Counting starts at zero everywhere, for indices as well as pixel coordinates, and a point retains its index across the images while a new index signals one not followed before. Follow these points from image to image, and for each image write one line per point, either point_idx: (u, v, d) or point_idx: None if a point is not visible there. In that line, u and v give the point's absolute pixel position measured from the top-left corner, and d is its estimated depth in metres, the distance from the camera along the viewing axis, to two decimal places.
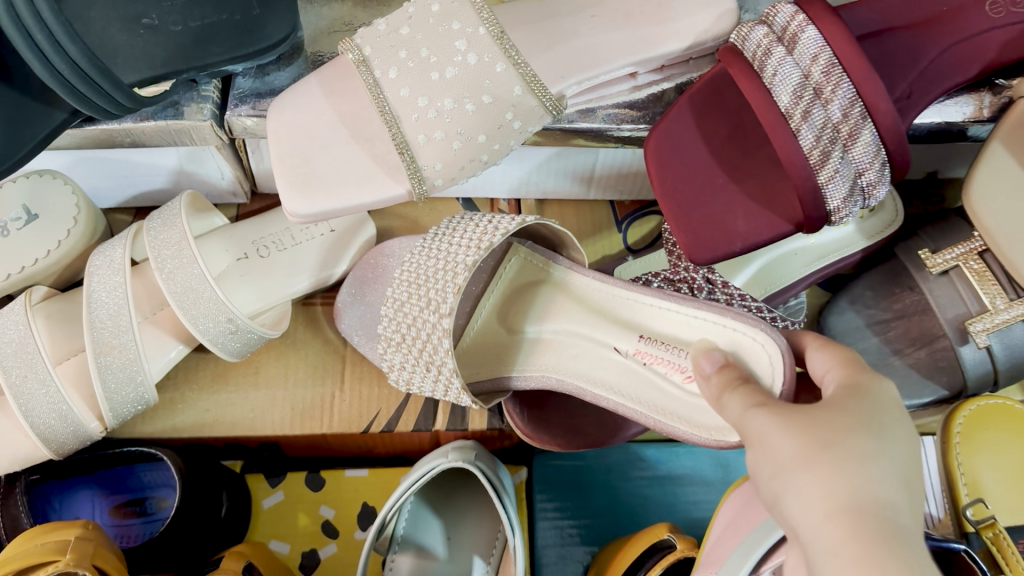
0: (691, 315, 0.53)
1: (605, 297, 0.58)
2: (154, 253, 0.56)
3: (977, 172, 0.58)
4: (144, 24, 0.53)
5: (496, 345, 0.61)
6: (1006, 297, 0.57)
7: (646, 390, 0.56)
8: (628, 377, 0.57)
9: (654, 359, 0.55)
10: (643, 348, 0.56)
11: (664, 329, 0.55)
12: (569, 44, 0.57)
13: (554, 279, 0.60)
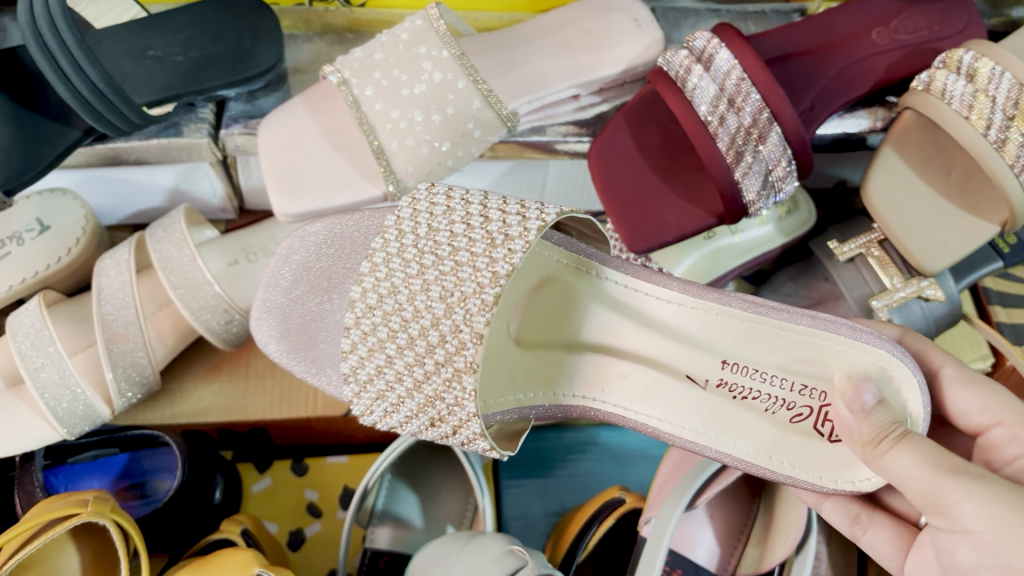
0: (785, 331, 0.47)
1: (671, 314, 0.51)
2: (159, 254, 0.63)
3: (871, 176, 0.67)
4: (149, 57, 0.64)
5: (519, 369, 0.53)
6: (902, 277, 0.66)
7: (729, 423, 0.50)
8: (702, 409, 0.51)
9: (743, 391, 0.50)
10: (721, 372, 0.51)
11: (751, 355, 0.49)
12: (520, 69, 0.67)
13: (593, 288, 0.53)
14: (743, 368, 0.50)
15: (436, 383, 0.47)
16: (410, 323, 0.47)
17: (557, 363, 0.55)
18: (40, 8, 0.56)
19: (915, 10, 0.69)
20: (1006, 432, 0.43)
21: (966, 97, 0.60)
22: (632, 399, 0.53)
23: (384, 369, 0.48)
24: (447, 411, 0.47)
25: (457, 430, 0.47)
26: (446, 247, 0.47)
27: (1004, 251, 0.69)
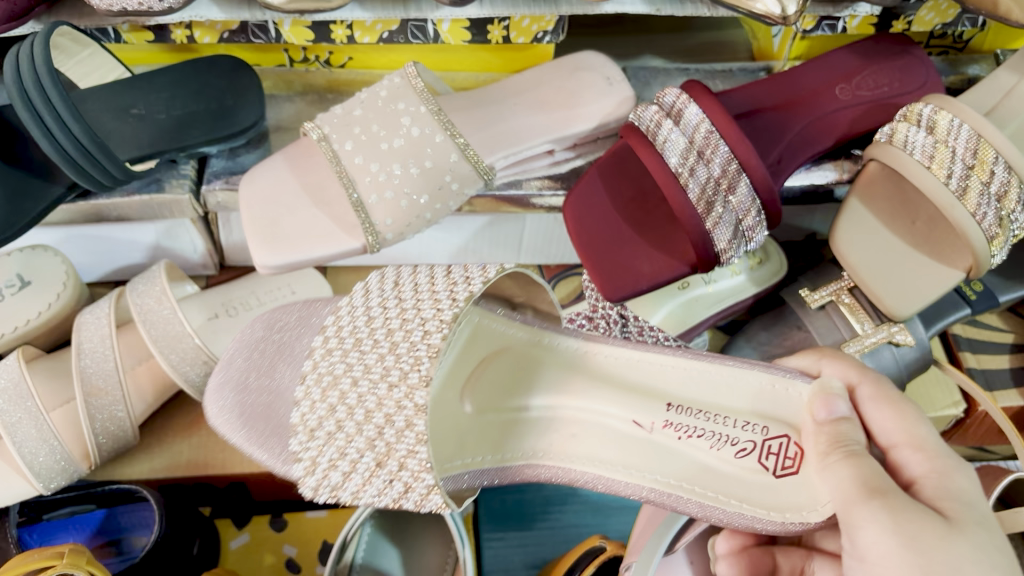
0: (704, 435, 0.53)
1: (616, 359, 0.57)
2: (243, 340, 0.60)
3: (840, 223, 0.68)
4: (133, 116, 0.67)
5: (470, 430, 0.55)
6: (872, 323, 0.68)
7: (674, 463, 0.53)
8: (637, 450, 0.54)
9: (687, 429, 0.53)
10: (666, 416, 0.54)
11: (677, 396, 0.55)
12: (496, 126, 0.69)
13: (553, 357, 0.58)
14: (685, 413, 0.54)
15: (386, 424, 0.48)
16: (359, 364, 0.50)
17: (510, 425, 0.57)
18: (25, 66, 0.58)
19: (876, 68, 0.72)
20: (904, 454, 0.43)
21: (927, 147, 0.62)
22: (575, 451, 0.56)
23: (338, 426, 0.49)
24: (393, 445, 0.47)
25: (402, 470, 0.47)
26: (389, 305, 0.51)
27: (970, 298, 0.70)
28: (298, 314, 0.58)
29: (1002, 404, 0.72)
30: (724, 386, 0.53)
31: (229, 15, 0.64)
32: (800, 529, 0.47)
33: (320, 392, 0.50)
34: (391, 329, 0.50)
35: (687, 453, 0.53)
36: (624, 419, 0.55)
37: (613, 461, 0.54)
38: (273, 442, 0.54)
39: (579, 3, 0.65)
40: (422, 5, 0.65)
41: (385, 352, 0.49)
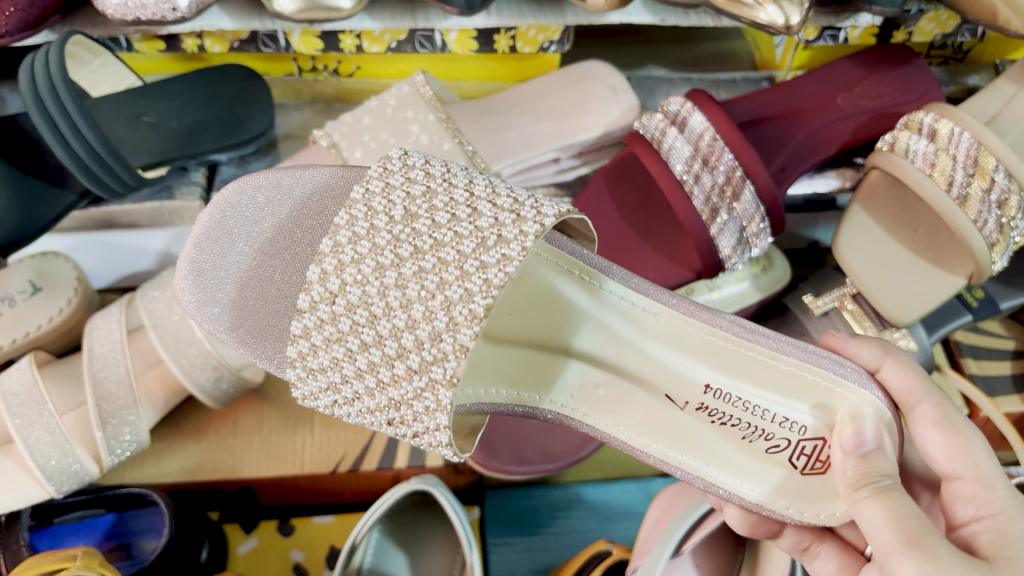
0: (743, 424, 0.52)
1: (666, 321, 0.50)
2: (222, 198, 0.53)
3: (842, 230, 0.69)
4: (145, 125, 0.69)
5: (492, 373, 0.52)
6: (874, 329, 0.68)
7: (703, 447, 0.52)
8: (664, 425, 0.53)
9: (722, 418, 0.52)
10: (703, 397, 0.52)
11: (729, 369, 0.50)
12: (503, 134, 0.70)
13: (599, 299, 0.51)
14: (726, 395, 0.51)
15: (403, 381, 0.46)
16: (372, 303, 0.46)
17: (533, 364, 0.54)
18: (40, 73, 0.58)
19: (877, 77, 0.73)
20: (968, 488, 0.42)
21: (928, 155, 0.63)
22: (597, 409, 0.54)
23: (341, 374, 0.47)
24: (408, 416, 0.46)
25: (419, 433, 0.46)
26: (414, 218, 0.46)
27: (973, 305, 0.71)
28: (302, 202, 0.52)
29: (1003, 409, 0.72)
30: (777, 375, 0.49)
31: (239, 24, 0.64)
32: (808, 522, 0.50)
33: (336, 305, 0.46)
34: (416, 262, 0.46)
35: (721, 429, 0.52)
36: (663, 386, 0.52)
37: (643, 416, 0.53)
38: (263, 342, 0.51)
39: (585, 13, 0.66)
40: (430, 14, 0.66)
41: (406, 286, 0.45)
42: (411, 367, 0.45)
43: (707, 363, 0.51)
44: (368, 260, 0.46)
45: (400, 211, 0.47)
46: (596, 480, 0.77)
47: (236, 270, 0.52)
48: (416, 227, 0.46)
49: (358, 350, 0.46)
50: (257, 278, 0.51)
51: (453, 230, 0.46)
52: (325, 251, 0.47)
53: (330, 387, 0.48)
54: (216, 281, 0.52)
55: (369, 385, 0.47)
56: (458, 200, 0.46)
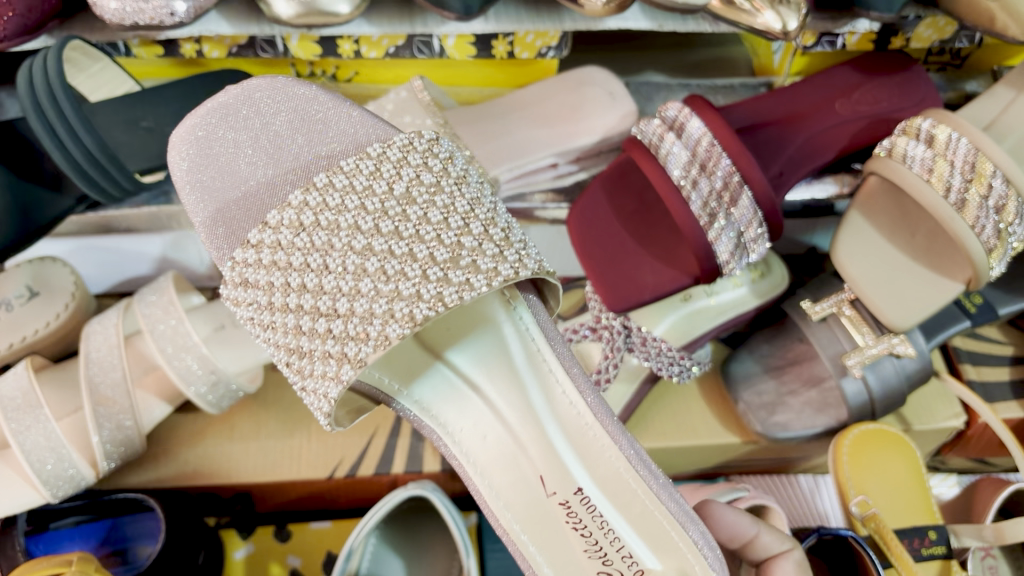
0: (591, 540, 0.47)
1: (577, 413, 0.49)
2: (259, 84, 0.55)
3: (840, 236, 0.69)
4: (143, 128, 0.69)
5: (397, 360, 0.52)
6: (874, 335, 0.68)
7: (548, 540, 0.48)
8: (522, 504, 0.49)
9: (580, 523, 0.47)
10: (570, 498, 0.48)
11: (603, 481, 0.47)
12: (501, 139, 0.70)
13: (526, 354, 0.51)
14: (589, 505, 0.47)
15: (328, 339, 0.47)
16: (325, 262, 0.48)
17: (431, 377, 0.53)
18: (39, 78, 0.58)
19: (875, 83, 0.73)
20: None
21: (926, 160, 0.63)
22: (470, 451, 0.51)
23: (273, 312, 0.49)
24: (312, 370, 0.47)
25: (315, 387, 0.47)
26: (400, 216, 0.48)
27: (971, 311, 0.71)
28: (319, 124, 0.53)
29: (1002, 416, 0.72)
30: (641, 509, 0.45)
31: (238, 29, 0.65)
32: None
33: (298, 242, 0.49)
34: (387, 242, 0.48)
35: (568, 536, 0.48)
36: (538, 467, 0.49)
37: (500, 477, 0.50)
38: (223, 228, 0.53)
39: (582, 19, 0.66)
40: (428, 20, 0.66)
41: (366, 258, 0.48)
42: (334, 335, 0.47)
43: (589, 468, 0.48)
44: (348, 216, 0.49)
45: (396, 196, 0.49)
46: None
47: (232, 149, 0.53)
48: (405, 215, 0.48)
49: (301, 293, 0.48)
50: (245, 169, 0.53)
51: (434, 229, 0.48)
52: (312, 191, 0.50)
53: (254, 303, 0.50)
54: (208, 139, 0.54)
55: (297, 325, 0.48)
56: (458, 210, 0.49)
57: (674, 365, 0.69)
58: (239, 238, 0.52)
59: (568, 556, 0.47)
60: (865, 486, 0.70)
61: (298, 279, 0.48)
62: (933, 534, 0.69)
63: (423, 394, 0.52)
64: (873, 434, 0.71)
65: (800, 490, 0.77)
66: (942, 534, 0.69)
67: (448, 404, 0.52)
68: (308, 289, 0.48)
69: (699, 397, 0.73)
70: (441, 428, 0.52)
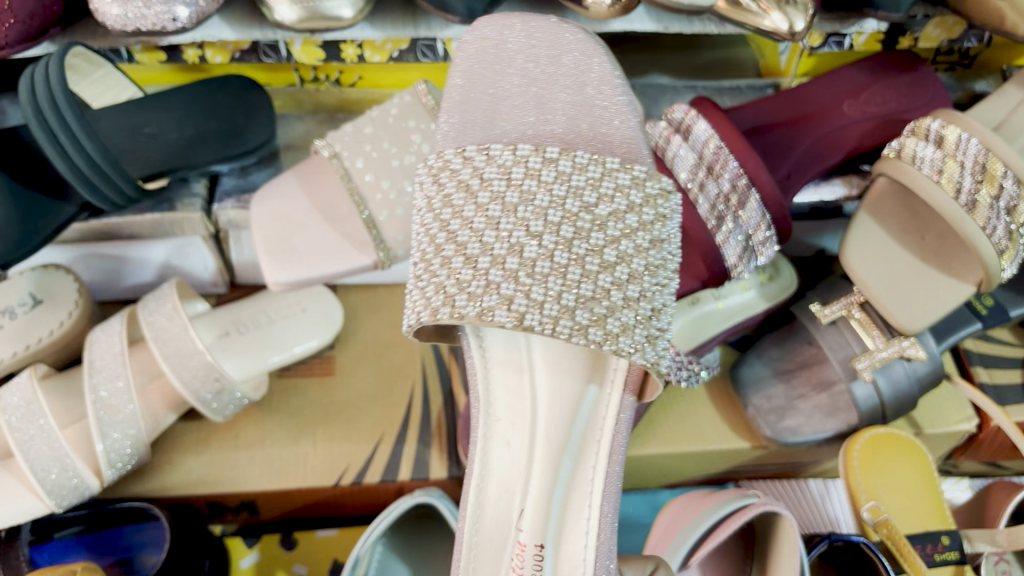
0: None
1: (588, 488, 0.53)
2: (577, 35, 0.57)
3: (848, 238, 0.68)
4: (144, 134, 0.68)
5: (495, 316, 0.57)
6: (883, 338, 0.67)
7: (491, 559, 0.52)
8: (496, 519, 0.53)
9: (521, 569, 0.51)
10: (532, 546, 0.52)
11: (562, 566, 0.51)
12: None
13: (595, 418, 0.55)
14: (540, 565, 0.51)
15: (446, 282, 0.49)
16: (482, 230, 0.50)
17: (512, 363, 0.57)
18: (40, 84, 0.58)
19: (883, 83, 0.72)
20: None
21: (936, 161, 0.62)
22: (495, 444, 0.55)
23: (436, 219, 0.52)
24: (430, 287, 0.50)
25: (421, 308, 0.50)
26: (593, 233, 0.50)
27: (982, 313, 0.70)
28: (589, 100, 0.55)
29: (1014, 419, 0.71)
30: None
31: (241, 35, 0.64)
32: None
33: (499, 186, 0.51)
34: (554, 238, 0.50)
35: (502, 571, 0.51)
36: (527, 503, 0.53)
37: (495, 477, 0.54)
38: (464, 115, 0.56)
39: (588, 20, 0.66)
40: (431, 24, 0.65)
41: (516, 243, 0.50)
42: (445, 286, 0.49)
43: (564, 537, 0.52)
44: (547, 198, 0.51)
45: (588, 215, 0.51)
46: None
47: (516, 79, 0.56)
48: (570, 233, 0.50)
49: (452, 234, 0.51)
50: (505, 83, 0.56)
51: (580, 271, 0.49)
52: (524, 158, 0.52)
53: (433, 189, 0.53)
54: (502, 49, 0.57)
55: (445, 245, 0.51)
56: (638, 260, 0.50)
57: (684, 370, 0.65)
58: (466, 136, 0.55)
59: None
60: (877, 493, 0.69)
61: (456, 221, 0.51)
62: (945, 540, 0.69)
63: (495, 357, 0.57)
64: (889, 437, 0.70)
65: (811, 494, 0.76)
66: (955, 539, 0.69)
67: (509, 394, 0.56)
68: (458, 234, 0.51)
69: (708, 402, 0.72)
70: (486, 404, 0.56)
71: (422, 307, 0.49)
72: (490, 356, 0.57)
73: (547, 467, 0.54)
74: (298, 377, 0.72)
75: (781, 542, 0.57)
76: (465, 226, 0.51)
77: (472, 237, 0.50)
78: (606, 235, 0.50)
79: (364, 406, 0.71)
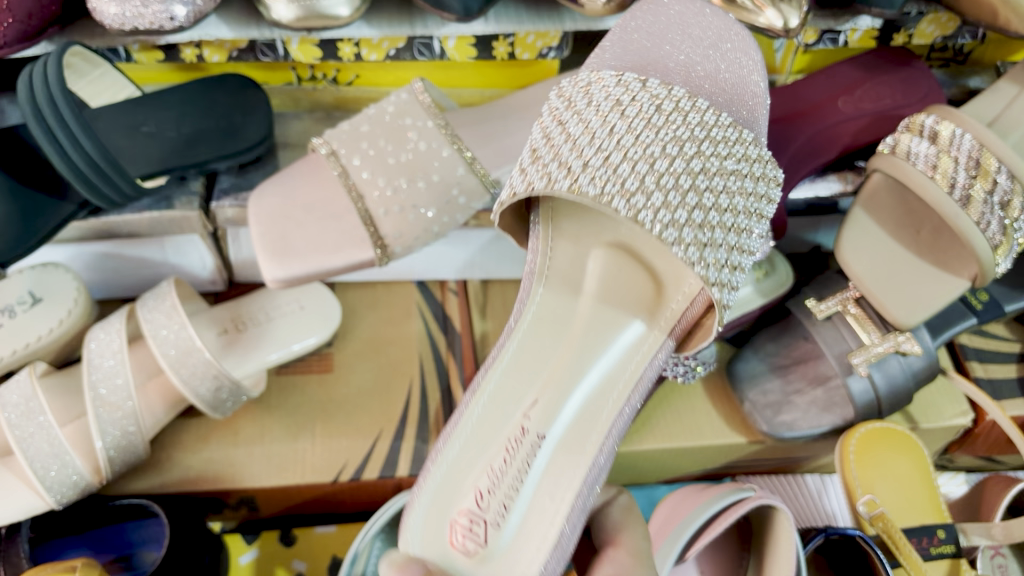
0: (499, 467, 0.51)
1: (600, 415, 0.54)
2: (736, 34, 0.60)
3: (843, 234, 0.69)
4: (143, 133, 0.69)
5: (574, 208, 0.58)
6: (879, 333, 0.67)
7: (487, 429, 0.53)
8: (507, 394, 0.54)
9: (511, 448, 0.52)
10: (530, 436, 0.52)
11: (551, 467, 0.52)
12: (502, 142, 0.69)
13: (633, 347, 0.56)
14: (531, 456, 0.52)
15: (568, 163, 0.52)
16: (629, 135, 0.53)
17: (575, 261, 0.58)
18: (39, 84, 0.59)
19: (875, 81, 0.73)
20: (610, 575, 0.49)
21: (930, 157, 0.62)
22: (532, 329, 0.56)
23: (574, 116, 0.55)
24: (552, 159, 0.53)
25: (544, 173, 0.52)
26: (732, 182, 0.53)
27: (977, 308, 0.71)
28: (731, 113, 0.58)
29: (1009, 413, 0.71)
30: (546, 509, 0.51)
31: (238, 33, 0.65)
32: (415, 532, 0.49)
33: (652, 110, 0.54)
34: (684, 163, 0.52)
35: (495, 447, 0.52)
36: (540, 395, 0.54)
37: (519, 363, 0.55)
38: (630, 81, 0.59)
39: (583, 19, 0.66)
40: (428, 21, 0.66)
41: (647, 152, 0.52)
42: (568, 164, 0.52)
43: (562, 445, 0.53)
44: (700, 136, 0.53)
45: (717, 162, 0.53)
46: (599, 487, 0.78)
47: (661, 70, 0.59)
48: (698, 166, 0.52)
49: (588, 126, 0.53)
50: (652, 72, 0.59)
51: (696, 199, 0.52)
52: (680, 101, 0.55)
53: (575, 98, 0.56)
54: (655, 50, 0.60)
55: (577, 133, 0.53)
56: (748, 213, 0.54)
57: None
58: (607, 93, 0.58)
59: (477, 444, 0.52)
60: (872, 487, 0.70)
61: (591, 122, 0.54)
62: (942, 533, 0.69)
63: (560, 249, 0.58)
64: (883, 431, 0.70)
65: (807, 489, 0.76)
66: (951, 533, 0.69)
67: (562, 278, 0.57)
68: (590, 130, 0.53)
69: (705, 397, 0.73)
70: (536, 295, 0.57)
71: (538, 178, 0.53)
72: (559, 231, 0.58)
73: (575, 365, 0.55)
74: (297, 374, 0.73)
75: (777, 535, 0.57)
76: (602, 124, 0.53)
77: (608, 137, 0.53)
78: (735, 186, 0.53)
79: (362, 403, 0.71)
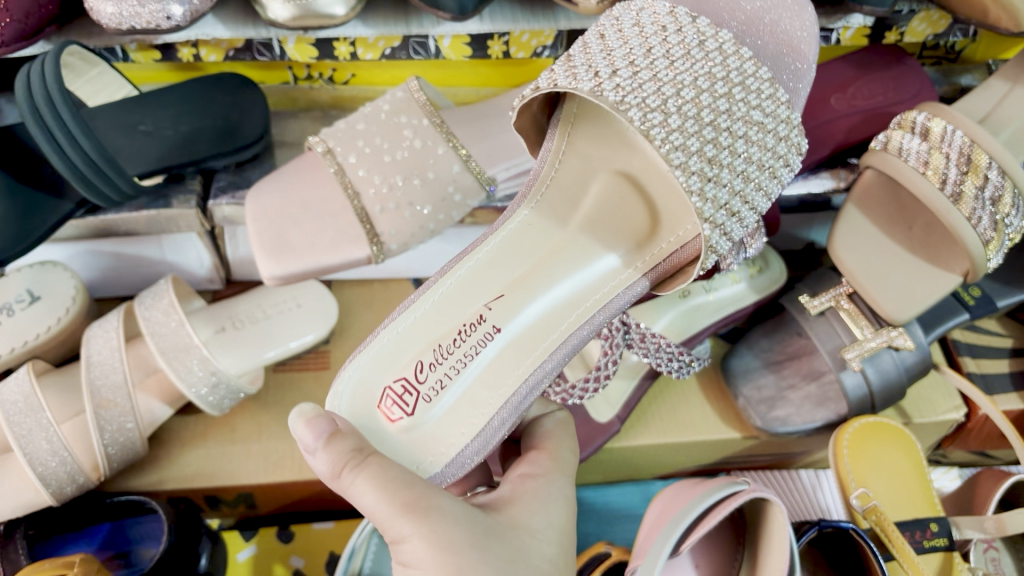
0: (452, 349, 0.51)
1: (559, 329, 0.55)
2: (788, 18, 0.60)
3: (836, 230, 0.69)
4: (142, 132, 0.69)
5: (598, 120, 0.58)
6: (872, 328, 0.68)
7: (450, 307, 0.52)
8: (478, 283, 0.54)
9: (466, 334, 0.52)
10: (487, 329, 0.53)
11: (497, 362, 0.53)
12: (498, 138, 0.69)
13: (605, 272, 0.57)
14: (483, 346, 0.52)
15: (600, 77, 0.52)
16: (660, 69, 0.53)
17: (580, 177, 0.58)
18: (37, 83, 0.59)
19: (870, 77, 0.73)
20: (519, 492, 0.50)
21: (921, 153, 0.63)
22: (518, 230, 0.56)
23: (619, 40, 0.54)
24: (584, 69, 0.52)
25: (578, 77, 0.52)
26: (752, 135, 0.53)
27: (969, 304, 0.71)
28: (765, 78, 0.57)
29: (1002, 407, 0.72)
30: (483, 399, 0.52)
31: (235, 33, 0.65)
32: (353, 380, 0.50)
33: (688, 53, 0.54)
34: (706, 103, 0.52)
35: (450, 326, 0.52)
36: (509, 292, 0.54)
37: (498, 256, 0.55)
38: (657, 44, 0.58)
39: (577, 17, 0.66)
40: (424, 20, 0.66)
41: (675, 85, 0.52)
42: (596, 70, 0.52)
43: (516, 347, 0.53)
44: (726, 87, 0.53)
45: (742, 109, 0.53)
46: (596, 482, 0.78)
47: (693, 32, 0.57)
48: (722, 107, 0.53)
49: (627, 53, 0.53)
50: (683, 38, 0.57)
51: (711, 136, 0.52)
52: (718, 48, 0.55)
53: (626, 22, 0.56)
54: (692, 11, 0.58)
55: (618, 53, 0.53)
56: (764, 167, 0.53)
57: (673, 362, 0.65)
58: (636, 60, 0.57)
59: (437, 318, 0.52)
60: (865, 480, 0.70)
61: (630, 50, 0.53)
62: (934, 526, 0.70)
63: (571, 161, 0.58)
64: (875, 425, 0.71)
65: (802, 484, 0.77)
66: (944, 527, 0.70)
67: (561, 191, 0.57)
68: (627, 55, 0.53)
69: (699, 393, 0.73)
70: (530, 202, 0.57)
71: (562, 76, 0.52)
72: (572, 144, 0.58)
73: (548, 272, 0.55)
74: (295, 371, 0.73)
75: (770, 528, 0.57)
76: (639, 55, 0.53)
77: (643, 66, 0.53)
78: (754, 142, 0.53)
79: None
